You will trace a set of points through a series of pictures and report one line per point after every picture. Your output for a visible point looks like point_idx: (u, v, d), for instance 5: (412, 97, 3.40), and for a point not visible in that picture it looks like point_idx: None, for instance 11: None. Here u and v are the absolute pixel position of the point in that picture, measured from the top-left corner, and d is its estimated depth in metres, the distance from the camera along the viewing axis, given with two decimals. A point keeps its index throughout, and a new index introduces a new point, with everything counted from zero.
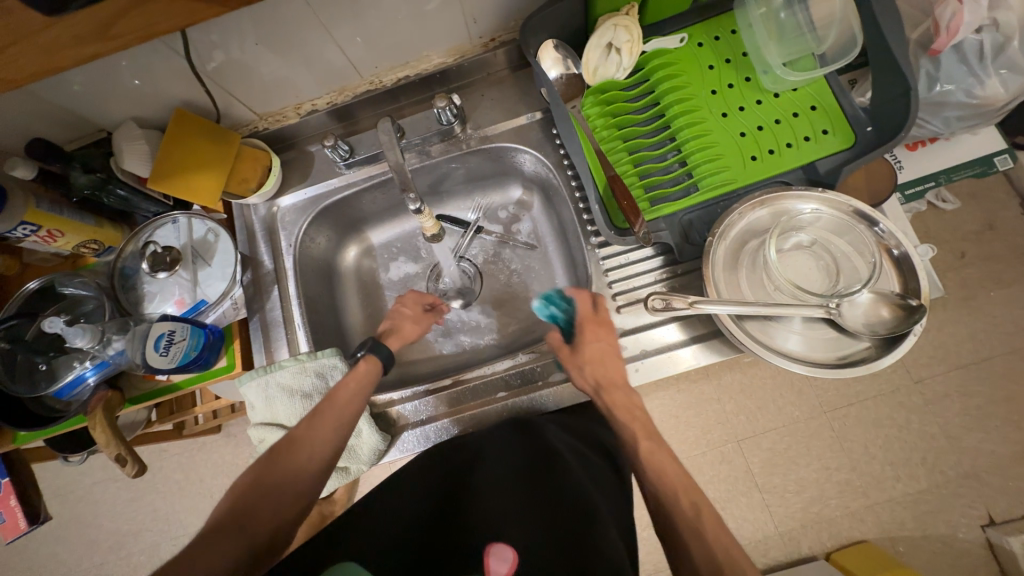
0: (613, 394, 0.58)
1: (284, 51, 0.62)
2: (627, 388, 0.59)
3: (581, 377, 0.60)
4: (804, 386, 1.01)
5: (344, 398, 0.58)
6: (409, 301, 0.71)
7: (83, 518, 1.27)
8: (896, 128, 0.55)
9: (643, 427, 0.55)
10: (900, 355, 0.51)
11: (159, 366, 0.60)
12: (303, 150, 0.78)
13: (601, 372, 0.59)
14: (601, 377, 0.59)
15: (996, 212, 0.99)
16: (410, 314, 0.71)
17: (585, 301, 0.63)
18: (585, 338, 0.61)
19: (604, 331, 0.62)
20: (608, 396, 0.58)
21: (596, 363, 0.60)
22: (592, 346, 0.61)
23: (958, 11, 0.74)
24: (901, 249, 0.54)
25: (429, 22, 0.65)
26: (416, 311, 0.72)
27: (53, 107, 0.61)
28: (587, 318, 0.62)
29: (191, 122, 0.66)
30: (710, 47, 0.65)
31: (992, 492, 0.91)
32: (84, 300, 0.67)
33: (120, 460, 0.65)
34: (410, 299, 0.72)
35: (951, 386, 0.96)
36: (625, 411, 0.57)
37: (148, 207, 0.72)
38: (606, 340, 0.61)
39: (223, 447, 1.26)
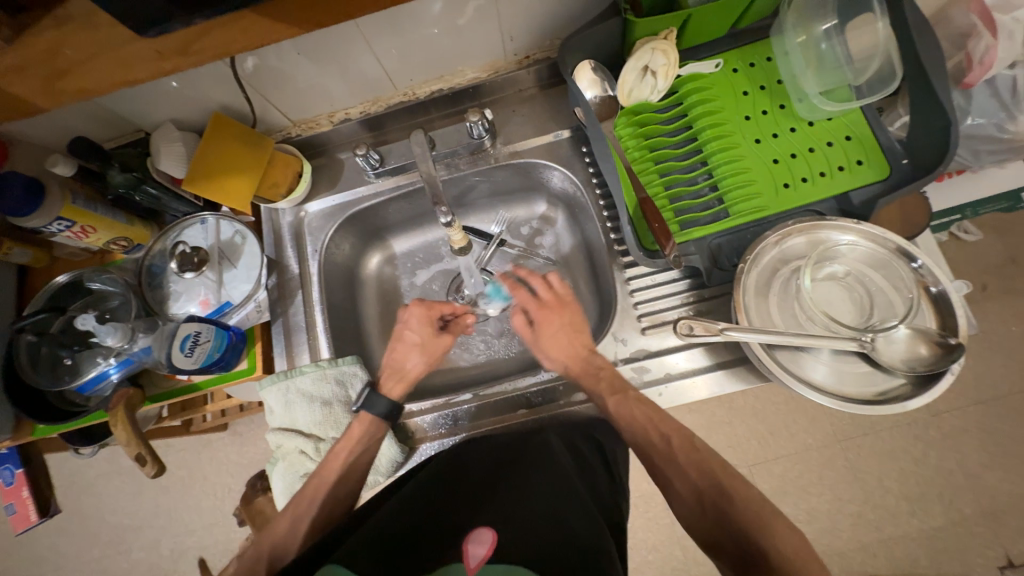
0: (579, 365, 0.60)
1: (324, 62, 0.63)
2: (586, 356, 0.60)
3: (544, 353, 0.62)
4: (819, 413, 0.99)
5: (343, 460, 0.60)
6: (415, 322, 0.67)
7: (84, 510, 1.26)
8: (934, 163, 0.55)
9: (607, 386, 0.57)
10: (936, 393, 0.50)
11: (183, 366, 0.60)
12: (333, 157, 0.78)
13: (559, 344, 0.61)
14: (561, 349, 0.61)
15: (1018, 247, 1.01)
16: (420, 339, 0.67)
17: (538, 282, 0.65)
18: (537, 316, 0.63)
19: (562, 310, 0.63)
20: (574, 367, 0.60)
21: (553, 336, 0.62)
22: (549, 322, 0.63)
23: (992, 46, 0.72)
24: (939, 286, 0.53)
25: (467, 38, 0.66)
26: (427, 336, 0.67)
27: (95, 106, 0.62)
28: (543, 299, 0.64)
29: (227, 126, 0.67)
30: (745, 73, 0.65)
31: (1011, 533, 0.91)
32: (110, 296, 0.67)
33: (140, 460, 0.64)
34: (416, 316, 0.68)
35: (970, 421, 0.95)
36: (590, 377, 0.58)
37: (178, 207, 0.73)
38: (560, 315, 0.63)
39: (228, 446, 1.26)
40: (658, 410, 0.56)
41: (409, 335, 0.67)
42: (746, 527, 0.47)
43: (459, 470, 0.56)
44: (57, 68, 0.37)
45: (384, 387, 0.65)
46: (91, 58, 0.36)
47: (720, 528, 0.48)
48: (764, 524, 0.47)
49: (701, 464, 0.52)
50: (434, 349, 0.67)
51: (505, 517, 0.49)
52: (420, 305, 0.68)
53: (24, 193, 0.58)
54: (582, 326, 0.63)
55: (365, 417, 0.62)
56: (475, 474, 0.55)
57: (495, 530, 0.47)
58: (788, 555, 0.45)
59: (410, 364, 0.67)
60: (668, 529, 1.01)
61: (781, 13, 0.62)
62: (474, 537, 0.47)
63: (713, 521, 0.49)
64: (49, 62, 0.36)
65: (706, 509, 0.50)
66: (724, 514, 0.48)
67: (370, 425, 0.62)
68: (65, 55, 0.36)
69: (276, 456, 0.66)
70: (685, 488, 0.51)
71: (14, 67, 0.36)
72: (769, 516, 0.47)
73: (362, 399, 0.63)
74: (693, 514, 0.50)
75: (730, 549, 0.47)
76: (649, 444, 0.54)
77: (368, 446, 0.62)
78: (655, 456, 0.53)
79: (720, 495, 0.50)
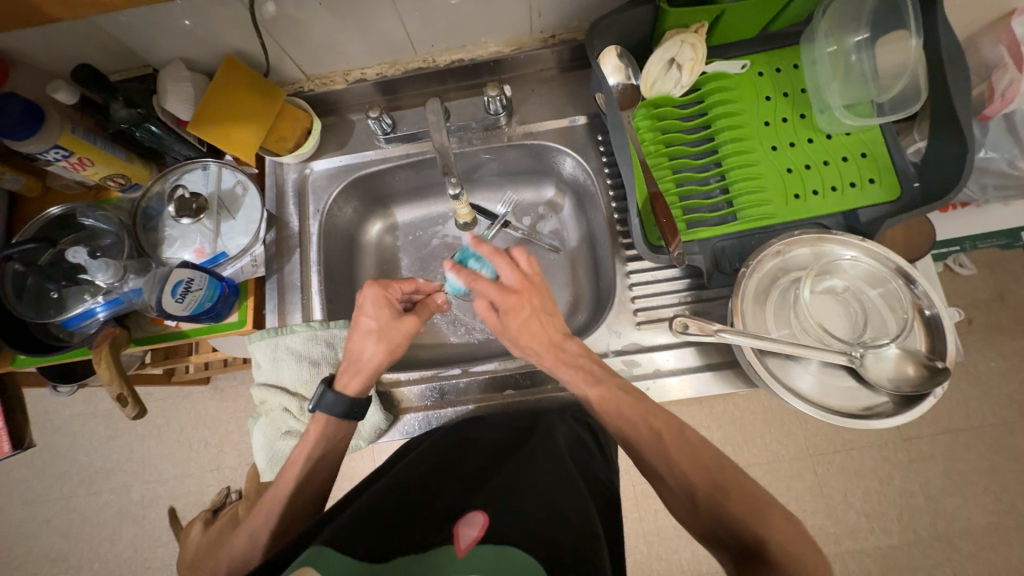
0: (559, 353, 0.56)
1: (345, 16, 0.62)
2: (560, 341, 0.57)
3: (514, 341, 0.57)
4: (794, 426, 1.01)
5: (301, 467, 0.57)
6: (372, 306, 0.57)
7: (57, 448, 1.26)
8: (946, 188, 0.55)
9: (588, 377, 0.55)
10: (918, 413, 0.51)
11: (173, 312, 0.59)
12: (343, 117, 0.77)
13: (530, 333, 0.56)
14: (532, 338, 0.56)
15: (1008, 284, 1.02)
16: (377, 326, 0.57)
17: (503, 263, 0.55)
18: (504, 305, 0.55)
19: (531, 295, 0.55)
20: (553, 356, 0.56)
21: (526, 325, 0.55)
22: (517, 310, 0.54)
23: (1015, 81, 0.73)
24: (933, 311, 0.54)
25: (493, 10, 0.64)
26: (386, 323, 0.57)
27: (103, 35, 0.60)
28: (508, 284, 0.55)
29: (237, 71, 0.65)
30: (769, 78, 0.64)
31: (961, 557, 0.94)
32: (103, 235, 0.66)
33: (121, 400, 0.63)
34: (377, 299, 0.57)
35: (939, 448, 0.98)
36: (566, 366, 0.55)
37: (180, 150, 0.71)
38: (529, 301, 0.55)
39: (208, 400, 1.25)
40: (643, 400, 0.54)
41: (364, 320, 0.57)
42: (739, 522, 0.46)
43: (454, 454, 0.56)
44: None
45: (341, 385, 0.59)
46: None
47: (715, 522, 0.47)
48: (760, 517, 0.45)
49: (698, 459, 0.50)
50: (394, 336, 0.57)
51: (502, 503, 0.48)
52: (376, 287, 0.57)
53: (22, 117, 0.56)
54: (552, 308, 0.57)
55: (318, 418, 0.58)
56: (472, 458, 0.55)
57: (486, 513, 0.46)
58: (787, 543, 0.44)
59: (366, 354, 0.58)
60: (635, 523, 1.04)
61: (814, 20, 0.61)
62: (464, 520, 0.46)
63: (707, 516, 0.47)
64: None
65: (699, 505, 0.48)
66: (717, 510, 0.47)
67: (329, 425, 0.58)
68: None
69: (259, 412, 0.67)
70: (678, 483, 0.50)
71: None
72: (764, 507, 0.46)
73: (317, 400, 0.58)
74: (685, 508, 0.49)
75: (724, 539, 0.46)
76: (637, 437, 0.52)
77: (328, 447, 0.59)
78: (643, 448, 0.52)
79: (713, 491, 0.48)
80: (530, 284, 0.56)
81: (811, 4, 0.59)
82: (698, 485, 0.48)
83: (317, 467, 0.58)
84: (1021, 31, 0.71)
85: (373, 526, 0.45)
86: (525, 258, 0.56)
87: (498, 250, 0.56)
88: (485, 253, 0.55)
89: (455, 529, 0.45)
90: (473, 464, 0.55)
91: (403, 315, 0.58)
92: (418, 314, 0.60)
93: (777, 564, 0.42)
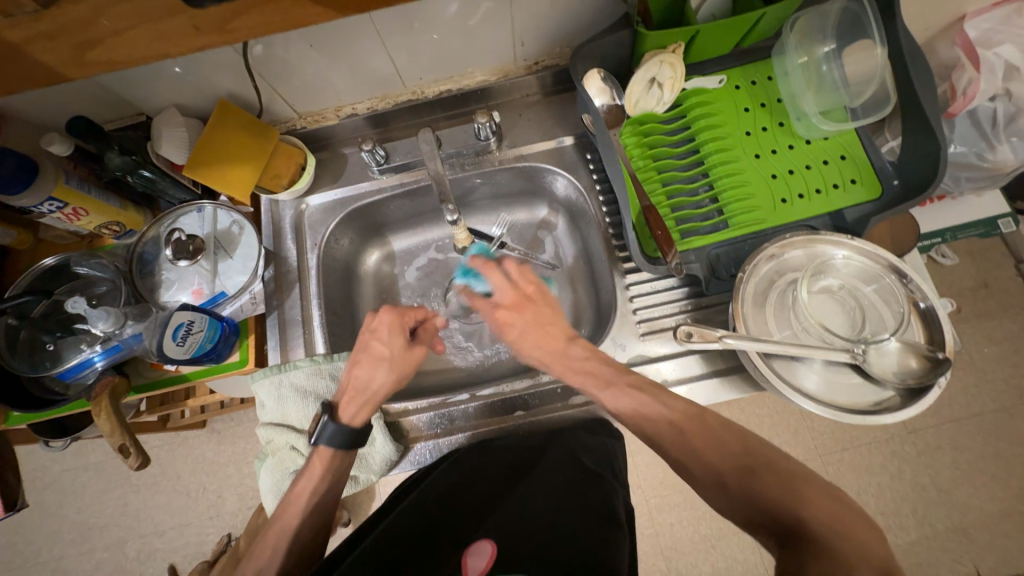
0: (562, 362, 0.58)
1: (334, 55, 0.63)
2: (564, 348, 0.59)
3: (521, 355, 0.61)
4: (800, 426, 1.02)
5: (308, 500, 0.55)
6: (385, 330, 0.59)
7: (46, 507, 1.21)
8: (923, 184, 0.57)
9: (596, 379, 0.56)
10: (924, 406, 0.52)
11: (173, 356, 0.58)
12: (336, 152, 0.78)
13: (532, 342, 0.60)
14: (538, 343, 0.60)
15: (992, 271, 1.05)
16: (391, 354, 0.59)
17: (497, 277, 0.63)
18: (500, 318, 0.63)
19: (531, 308, 0.62)
20: (557, 366, 0.58)
21: (530, 333, 0.60)
22: (516, 314, 0.62)
23: (974, 79, 0.77)
24: (927, 303, 0.56)
25: (477, 42, 0.67)
26: (399, 351, 0.59)
27: (97, 86, 0.61)
28: (507, 295, 0.63)
29: (230, 114, 0.66)
30: (747, 91, 0.67)
31: (979, 548, 0.93)
32: (98, 282, 0.65)
33: (122, 451, 0.62)
34: (390, 318, 0.60)
35: (944, 439, 0.98)
36: (575, 373, 0.57)
37: (175, 193, 0.71)
38: (523, 310, 0.62)
39: (205, 444, 1.22)
40: (656, 395, 0.53)
41: (377, 348, 0.59)
42: (776, 502, 0.41)
43: (465, 478, 0.56)
44: (88, 38, 0.35)
45: (342, 413, 0.58)
46: (127, 30, 0.35)
47: (747, 503, 0.43)
48: (798, 493, 0.41)
49: (721, 446, 0.47)
50: (405, 365, 0.59)
51: (507, 531, 0.49)
52: (390, 313, 0.60)
53: (16, 170, 0.56)
54: (551, 317, 0.61)
55: (320, 451, 0.57)
56: (489, 480, 0.55)
57: (494, 540, 0.48)
58: (825, 519, 0.39)
59: (374, 380, 0.58)
60: (650, 539, 1.02)
61: (783, 34, 0.65)
62: (472, 549, 0.47)
63: (737, 500, 0.43)
64: (83, 31, 0.35)
65: (734, 491, 0.44)
66: (747, 488, 0.43)
67: (333, 458, 0.57)
68: (100, 24, 0.35)
69: (266, 452, 0.65)
70: (704, 473, 0.46)
71: (42, 35, 0.35)
72: (800, 485, 0.42)
73: (320, 431, 0.56)
74: (719, 499, 0.45)
75: (763, 526, 0.41)
76: (656, 430, 0.51)
77: (331, 484, 0.57)
78: (666, 444, 0.50)
79: (743, 474, 0.44)
80: (527, 294, 0.63)
81: (778, 20, 0.63)
82: (728, 471, 0.45)
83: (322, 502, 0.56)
84: (974, 33, 0.75)
85: (387, 557, 0.46)
86: (519, 269, 0.64)
87: (492, 265, 0.64)
88: (481, 268, 0.64)
89: (463, 554, 0.47)
90: (484, 488, 0.54)
91: (413, 343, 0.61)
92: (423, 343, 0.62)
93: (814, 544, 0.38)
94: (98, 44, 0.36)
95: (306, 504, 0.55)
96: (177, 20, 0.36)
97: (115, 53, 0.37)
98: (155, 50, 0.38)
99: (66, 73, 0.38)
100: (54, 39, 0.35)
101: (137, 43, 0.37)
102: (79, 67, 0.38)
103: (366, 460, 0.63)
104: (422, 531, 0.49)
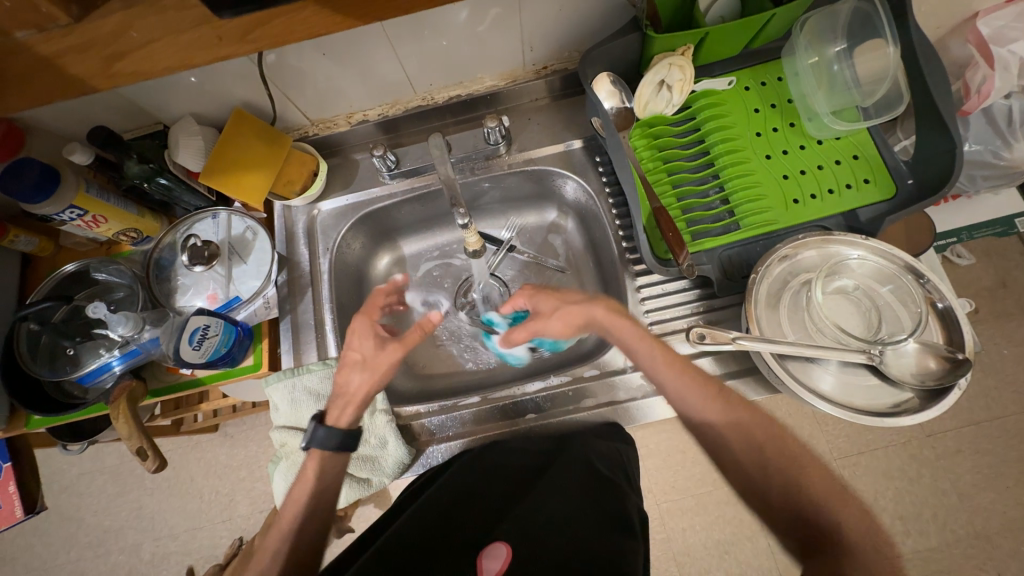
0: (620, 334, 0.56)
1: (346, 63, 0.64)
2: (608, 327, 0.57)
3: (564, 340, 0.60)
4: (815, 430, 1.00)
5: (303, 500, 0.54)
6: (358, 337, 0.59)
7: (64, 510, 1.23)
8: (939, 183, 0.57)
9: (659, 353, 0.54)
10: (945, 407, 0.51)
11: (190, 360, 0.59)
12: (347, 158, 0.79)
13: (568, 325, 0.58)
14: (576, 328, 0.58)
15: (1010, 271, 1.03)
16: (362, 357, 0.59)
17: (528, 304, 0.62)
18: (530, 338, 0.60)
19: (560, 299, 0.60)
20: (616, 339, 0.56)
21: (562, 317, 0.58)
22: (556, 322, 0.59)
23: (989, 76, 0.76)
24: (946, 303, 0.55)
25: (487, 47, 0.67)
26: (371, 354, 0.59)
27: (117, 97, 0.62)
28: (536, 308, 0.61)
29: (245, 122, 0.67)
30: (756, 92, 0.67)
31: (1002, 554, 0.91)
32: (116, 288, 0.67)
33: (140, 454, 0.63)
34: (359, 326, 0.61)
35: (963, 442, 0.96)
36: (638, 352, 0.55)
37: (190, 201, 0.72)
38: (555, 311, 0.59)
39: (218, 447, 1.23)
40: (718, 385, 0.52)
41: (352, 352, 0.59)
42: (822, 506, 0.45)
43: (478, 480, 0.56)
44: (114, 51, 0.37)
45: (330, 417, 0.58)
46: (153, 42, 0.37)
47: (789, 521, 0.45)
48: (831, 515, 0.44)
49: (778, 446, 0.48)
50: (375, 367, 0.58)
51: (523, 533, 0.48)
52: (360, 320, 0.61)
53: (39, 180, 0.57)
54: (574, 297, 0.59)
55: (316, 452, 0.56)
56: (501, 482, 0.55)
57: (508, 544, 0.47)
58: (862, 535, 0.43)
59: (350, 385, 0.58)
60: (663, 544, 1.01)
61: (793, 35, 0.64)
62: (487, 552, 0.46)
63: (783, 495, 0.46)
64: (111, 44, 0.36)
65: (772, 486, 0.46)
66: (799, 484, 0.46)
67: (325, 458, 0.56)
68: (127, 37, 0.36)
69: (278, 455, 0.66)
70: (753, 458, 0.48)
71: (73, 48, 0.36)
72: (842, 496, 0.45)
73: (309, 435, 0.57)
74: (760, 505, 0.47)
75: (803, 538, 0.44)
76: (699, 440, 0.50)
77: (328, 481, 0.56)
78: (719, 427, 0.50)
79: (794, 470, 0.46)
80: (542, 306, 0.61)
81: (788, 21, 0.62)
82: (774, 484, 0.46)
83: (326, 493, 0.55)
84: (987, 30, 0.74)
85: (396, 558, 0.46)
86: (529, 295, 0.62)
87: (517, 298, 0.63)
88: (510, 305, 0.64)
89: (478, 556, 0.46)
90: (494, 491, 0.54)
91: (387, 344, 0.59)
92: (402, 343, 0.59)
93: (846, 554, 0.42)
94: (125, 58, 0.37)
95: (303, 504, 0.54)
96: (201, 30, 0.37)
97: (140, 65, 0.38)
98: (178, 61, 0.39)
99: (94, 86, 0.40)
100: (83, 52, 0.37)
101: (161, 56, 0.38)
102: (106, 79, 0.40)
103: (379, 463, 0.64)
104: (433, 531, 0.49)
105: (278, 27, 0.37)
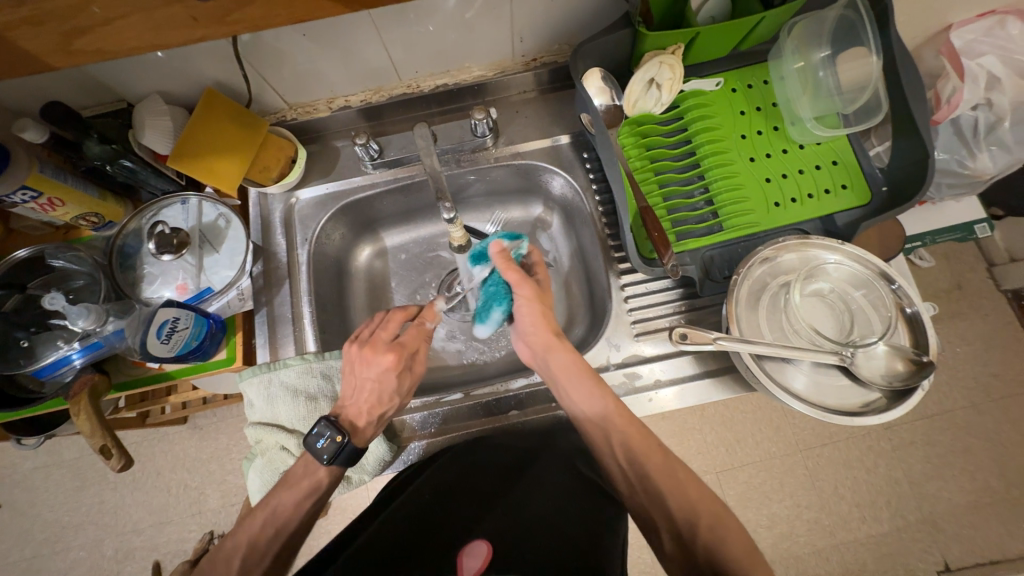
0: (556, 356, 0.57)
1: (327, 45, 0.61)
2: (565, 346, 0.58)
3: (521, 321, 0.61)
4: (783, 423, 1.05)
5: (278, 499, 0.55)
6: (406, 351, 0.59)
7: (18, 505, 1.17)
8: (912, 191, 0.59)
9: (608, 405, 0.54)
10: (909, 406, 0.54)
11: (158, 354, 0.57)
12: (328, 144, 0.76)
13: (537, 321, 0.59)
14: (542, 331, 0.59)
15: (965, 274, 1.09)
16: (409, 372, 0.60)
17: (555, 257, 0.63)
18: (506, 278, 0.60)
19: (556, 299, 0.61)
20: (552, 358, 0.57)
21: (528, 317, 0.59)
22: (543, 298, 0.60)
23: (958, 88, 0.79)
24: (913, 308, 0.57)
25: (475, 36, 0.65)
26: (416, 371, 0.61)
27: (74, 71, 0.58)
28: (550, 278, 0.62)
29: (220, 103, 0.64)
30: (742, 94, 0.68)
31: (947, 538, 0.97)
32: (74, 276, 0.63)
33: (104, 452, 0.60)
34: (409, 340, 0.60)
35: (917, 434, 1.02)
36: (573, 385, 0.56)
37: (157, 184, 0.68)
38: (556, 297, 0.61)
39: (186, 440, 1.19)
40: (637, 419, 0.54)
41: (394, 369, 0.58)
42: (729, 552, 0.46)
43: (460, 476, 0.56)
44: (76, 26, 0.34)
45: (366, 433, 0.58)
46: (119, 18, 0.34)
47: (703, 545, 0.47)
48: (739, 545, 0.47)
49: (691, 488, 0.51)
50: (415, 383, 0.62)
51: (509, 534, 0.49)
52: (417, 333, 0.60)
53: None
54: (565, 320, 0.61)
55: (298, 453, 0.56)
56: (484, 481, 0.55)
57: (487, 542, 0.49)
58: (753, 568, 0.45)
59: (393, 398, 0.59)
60: (636, 532, 1.04)
61: (780, 39, 0.65)
62: (468, 550, 0.48)
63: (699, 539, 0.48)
64: (70, 19, 0.33)
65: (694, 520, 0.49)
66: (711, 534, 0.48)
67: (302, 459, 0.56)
68: (90, 12, 0.33)
69: (254, 453, 0.64)
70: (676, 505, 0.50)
71: (25, 20, 0.33)
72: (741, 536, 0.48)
73: (337, 452, 0.55)
74: (676, 521, 0.49)
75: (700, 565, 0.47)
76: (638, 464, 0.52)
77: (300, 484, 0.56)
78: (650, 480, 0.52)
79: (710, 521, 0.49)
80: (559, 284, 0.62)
81: (777, 25, 0.63)
82: (701, 514, 0.49)
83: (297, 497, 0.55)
84: (959, 42, 0.77)
85: (376, 559, 0.47)
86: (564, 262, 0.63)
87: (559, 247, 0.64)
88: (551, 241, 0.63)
89: (459, 554, 0.48)
90: (478, 486, 0.55)
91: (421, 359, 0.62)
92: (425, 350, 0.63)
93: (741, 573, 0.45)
94: (91, 30, 0.34)
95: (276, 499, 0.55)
96: (175, 9, 0.34)
97: (105, 39, 0.35)
98: (149, 38, 0.36)
99: (51, 61, 0.37)
100: (39, 26, 0.33)
101: (129, 31, 0.35)
102: (65, 55, 0.36)
103: (360, 460, 0.62)
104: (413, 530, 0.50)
105: (260, 9, 0.35)
